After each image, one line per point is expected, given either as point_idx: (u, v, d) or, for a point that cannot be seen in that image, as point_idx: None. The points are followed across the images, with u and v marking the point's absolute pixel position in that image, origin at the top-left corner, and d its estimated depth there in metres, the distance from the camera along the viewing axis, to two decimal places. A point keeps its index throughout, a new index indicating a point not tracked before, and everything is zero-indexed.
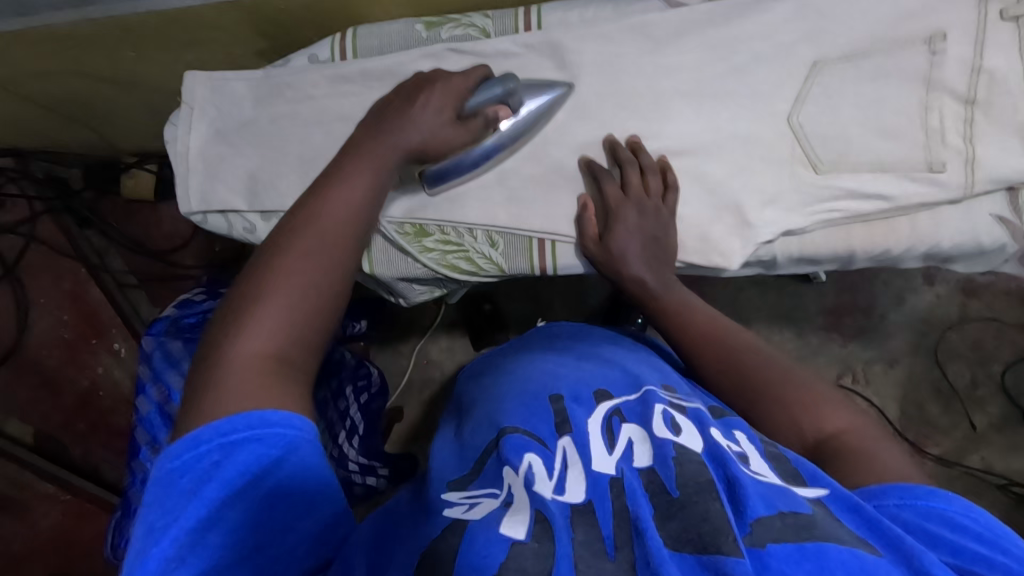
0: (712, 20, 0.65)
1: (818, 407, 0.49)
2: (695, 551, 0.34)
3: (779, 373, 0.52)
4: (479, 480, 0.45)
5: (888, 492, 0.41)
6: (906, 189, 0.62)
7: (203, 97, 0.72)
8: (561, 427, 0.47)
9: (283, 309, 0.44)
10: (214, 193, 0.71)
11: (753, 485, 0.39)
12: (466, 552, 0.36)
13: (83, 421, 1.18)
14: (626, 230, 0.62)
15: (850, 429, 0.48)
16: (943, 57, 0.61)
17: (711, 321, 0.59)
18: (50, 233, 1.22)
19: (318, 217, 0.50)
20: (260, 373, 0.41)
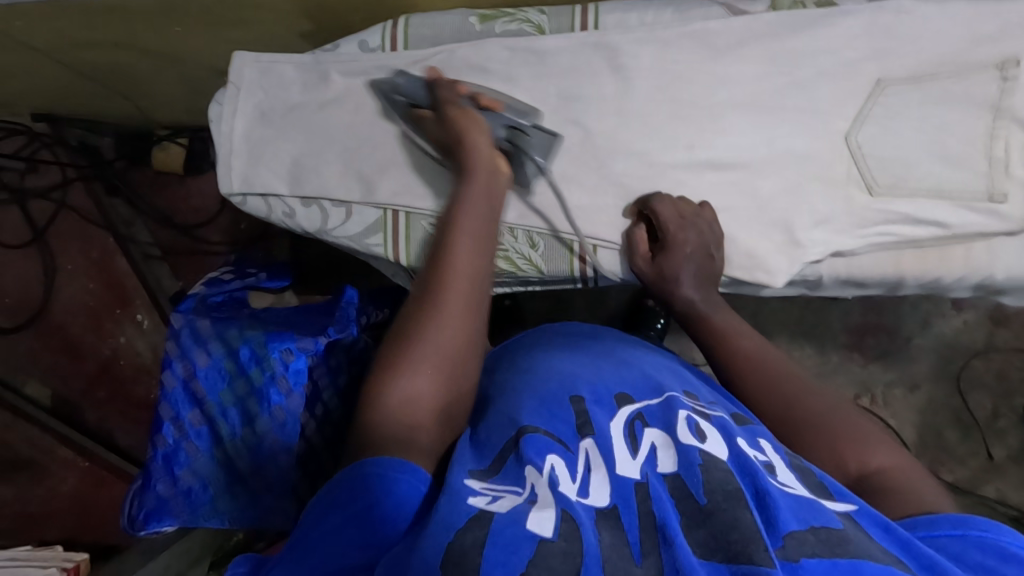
0: (776, 31, 0.63)
1: (863, 447, 0.48)
2: (725, 561, 0.34)
3: (832, 414, 0.51)
4: (500, 476, 0.42)
5: (931, 524, 0.40)
6: (964, 218, 0.61)
7: (250, 79, 0.71)
8: (583, 428, 0.46)
9: (439, 374, 0.47)
10: (257, 176, 0.71)
11: (785, 498, 0.38)
12: (494, 546, 0.34)
13: (103, 389, 1.20)
14: (682, 250, 0.61)
15: (896, 467, 0.46)
16: (1015, 84, 0.59)
17: (755, 347, 0.58)
18: (81, 200, 1.24)
19: (449, 274, 0.50)
20: (412, 429, 0.45)
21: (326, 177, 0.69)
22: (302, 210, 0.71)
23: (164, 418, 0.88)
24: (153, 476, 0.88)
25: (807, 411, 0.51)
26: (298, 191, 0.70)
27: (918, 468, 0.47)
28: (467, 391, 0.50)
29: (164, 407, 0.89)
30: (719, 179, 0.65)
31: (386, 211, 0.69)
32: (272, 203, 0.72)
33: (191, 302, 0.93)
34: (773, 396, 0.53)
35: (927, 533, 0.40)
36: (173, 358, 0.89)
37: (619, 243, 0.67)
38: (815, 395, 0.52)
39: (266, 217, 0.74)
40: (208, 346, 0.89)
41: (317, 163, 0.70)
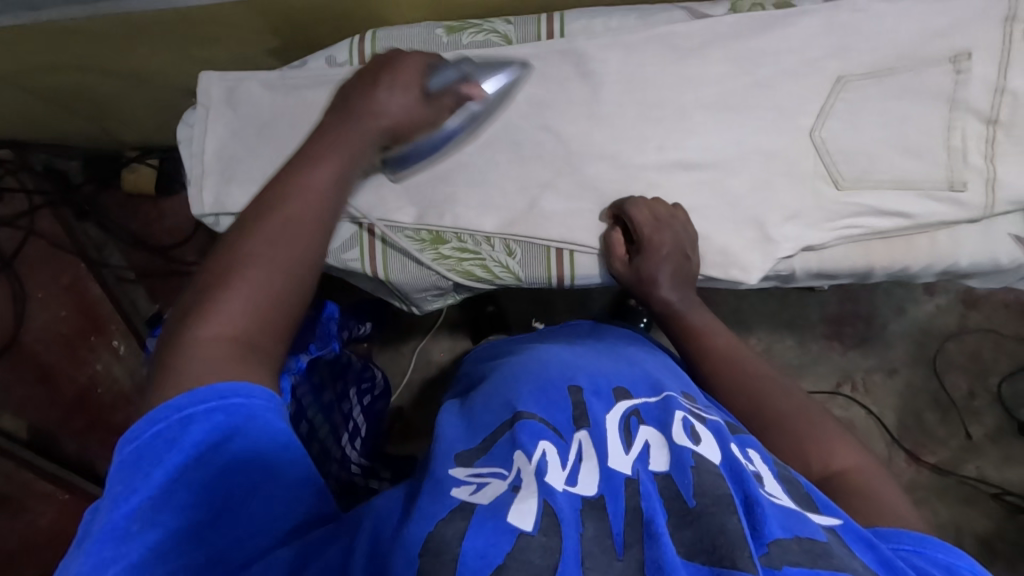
0: (738, 33, 0.64)
1: (822, 445, 0.50)
2: (709, 564, 0.34)
3: (799, 413, 0.52)
4: (487, 458, 0.44)
5: (897, 536, 0.42)
6: (928, 207, 0.62)
7: (219, 99, 0.70)
8: (578, 420, 0.47)
9: (253, 288, 0.44)
10: (228, 193, 0.69)
11: (772, 507, 0.39)
12: (473, 537, 0.35)
13: (82, 418, 1.18)
14: (657, 253, 0.62)
15: (856, 468, 0.48)
16: (968, 76, 0.61)
17: (730, 349, 0.59)
18: (49, 226, 1.23)
19: (289, 197, 0.49)
20: (221, 358, 0.42)
21: None
22: None
23: None
24: None
25: (774, 408, 0.53)
26: None
27: (876, 470, 0.49)
28: (290, 316, 0.46)
29: None
30: (692, 179, 0.66)
31: (362, 228, 0.69)
32: None
33: None
34: (741, 396, 0.55)
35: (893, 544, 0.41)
36: None
37: (596, 248, 0.67)
38: (784, 395, 0.54)
39: None
40: None
41: None
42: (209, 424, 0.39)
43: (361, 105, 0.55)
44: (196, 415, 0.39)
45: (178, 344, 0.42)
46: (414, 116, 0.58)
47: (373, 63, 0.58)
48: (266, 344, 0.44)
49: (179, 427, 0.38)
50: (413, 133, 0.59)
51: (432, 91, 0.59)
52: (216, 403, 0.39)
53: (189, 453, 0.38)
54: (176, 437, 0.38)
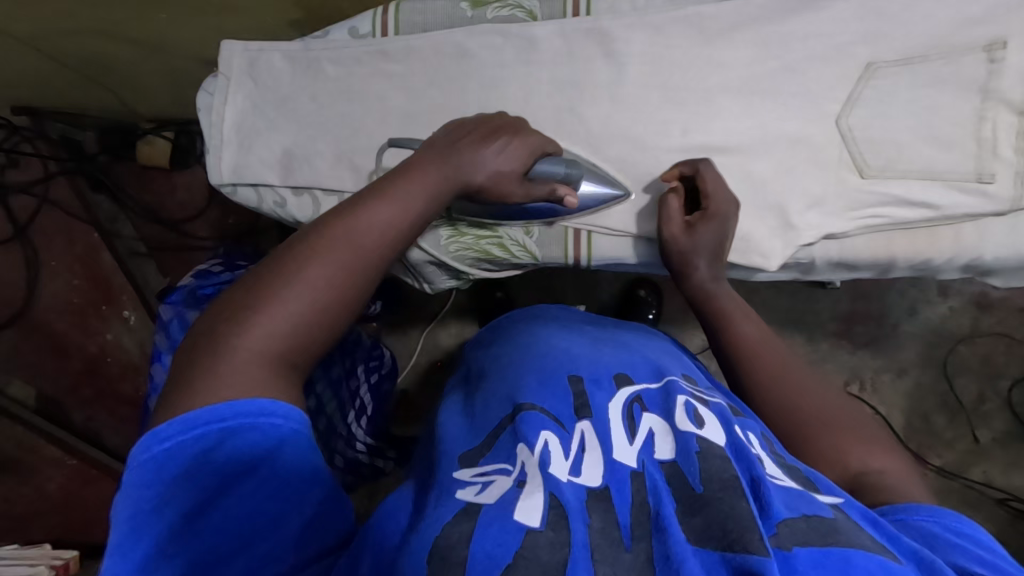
0: (767, 15, 0.63)
1: (847, 446, 0.48)
2: (719, 548, 0.34)
3: (827, 413, 0.51)
4: (491, 454, 0.46)
5: (909, 510, 0.43)
6: (954, 199, 0.61)
7: (240, 68, 0.69)
8: (580, 411, 0.48)
9: (296, 317, 0.44)
10: (248, 166, 0.69)
11: (775, 489, 0.39)
12: (481, 539, 0.36)
13: (89, 387, 1.20)
14: (709, 225, 0.61)
15: (890, 469, 0.47)
16: (1002, 66, 0.59)
17: (762, 340, 0.57)
18: (63, 194, 1.24)
19: (355, 227, 0.48)
20: (255, 376, 0.41)
21: (318, 168, 0.68)
22: (294, 200, 0.70)
23: None
24: None
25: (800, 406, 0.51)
26: (289, 181, 0.69)
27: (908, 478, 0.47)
28: (319, 351, 0.46)
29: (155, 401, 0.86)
30: (713, 163, 0.65)
31: None
32: (263, 193, 0.70)
33: (180, 295, 0.91)
34: (765, 391, 0.53)
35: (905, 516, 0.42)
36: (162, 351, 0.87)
37: (615, 229, 0.67)
38: (813, 394, 0.52)
39: (257, 209, 0.72)
40: None
41: (309, 153, 0.68)
42: (241, 444, 0.39)
43: (447, 145, 0.56)
44: (234, 429, 0.39)
45: (213, 351, 0.41)
46: (502, 186, 0.58)
47: (491, 121, 0.59)
48: (294, 375, 0.44)
49: (212, 443, 0.38)
50: (494, 199, 0.60)
51: (530, 176, 0.60)
52: (253, 421, 0.39)
53: (224, 465, 0.39)
54: (214, 448, 0.38)
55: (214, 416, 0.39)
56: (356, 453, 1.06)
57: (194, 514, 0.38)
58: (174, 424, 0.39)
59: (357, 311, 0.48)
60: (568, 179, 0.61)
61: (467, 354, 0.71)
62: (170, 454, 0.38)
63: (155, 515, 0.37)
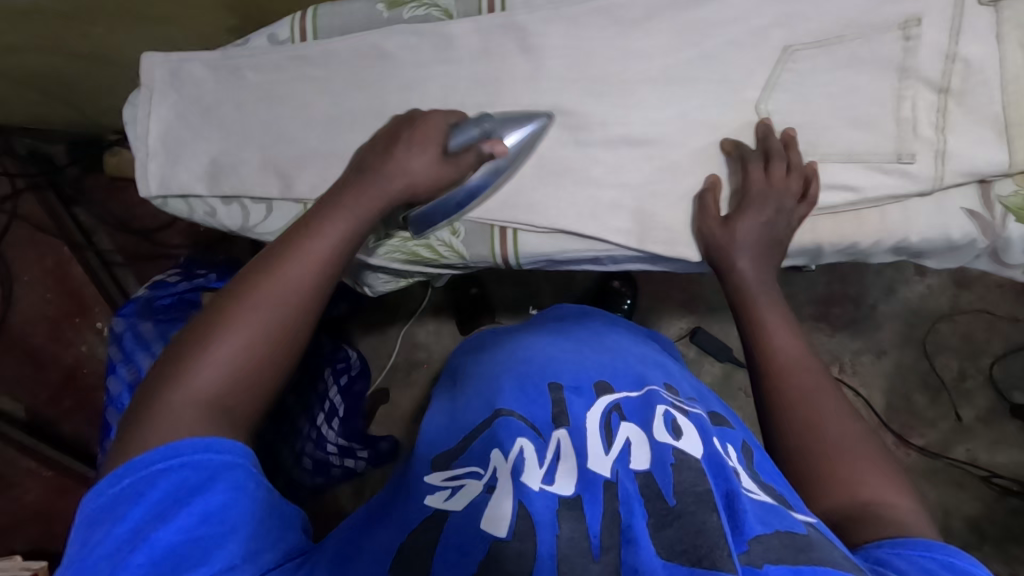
0: (682, 2, 0.63)
1: (863, 478, 0.44)
2: (688, 564, 0.35)
3: (850, 444, 0.46)
4: (464, 458, 0.48)
5: (909, 544, 0.39)
6: (875, 181, 0.61)
7: (162, 79, 0.69)
8: (557, 419, 0.49)
9: (232, 356, 0.43)
10: (175, 177, 0.69)
11: (751, 503, 0.40)
12: (444, 549, 0.39)
13: (70, 398, 1.23)
14: (759, 212, 0.59)
15: (901, 506, 0.43)
16: (918, 43, 0.58)
17: (802, 359, 0.52)
18: (34, 210, 1.25)
19: (287, 260, 0.48)
20: (200, 417, 0.40)
21: (245, 176, 0.68)
22: (224, 208, 0.70)
23: (111, 423, 0.87)
24: None
25: (823, 432, 0.47)
26: (216, 190, 0.69)
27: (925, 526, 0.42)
28: (268, 387, 0.45)
29: (112, 413, 0.88)
30: (637, 154, 0.65)
31: (307, 205, 0.68)
32: (193, 203, 0.70)
33: (135, 306, 0.93)
34: (788, 412, 0.49)
35: (903, 548, 0.39)
36: (116, 363, 0.88)
37: (537, 225, 0.66)
38: (842, 422, 0.47)
39: (191, 218, 0.72)
40: (154, 349, 0.89)
41: (235, 162, 0.68)
42: (176, 480, 0.37)
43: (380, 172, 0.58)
44: (159, 467, 0.38)
45: (153, 402, 0.41)
46: (431, 173, 0.59)
47: (387, 130, 0.62)
48: (240, 412, 0.43)
49: (141, 485, 0.37)
50: (432, 190, 0.60)
51: (451, 150, 0.59)
52: (180, 457, 0.38)
53: (151, 507, 0.37)
54: (140, 492, 0.37)
55: (136, 464, 0.38)
56: (327, 455, 1.06)
57: (123, 550, 0.35)
58: (106, 483, 0.38)
59: (301, 344, 0.47)
60: (486, 134, 0.60)
61: (453, 363, 0.69)
62: (99, 506, 0.37)
63: (82, 567, 0.35)
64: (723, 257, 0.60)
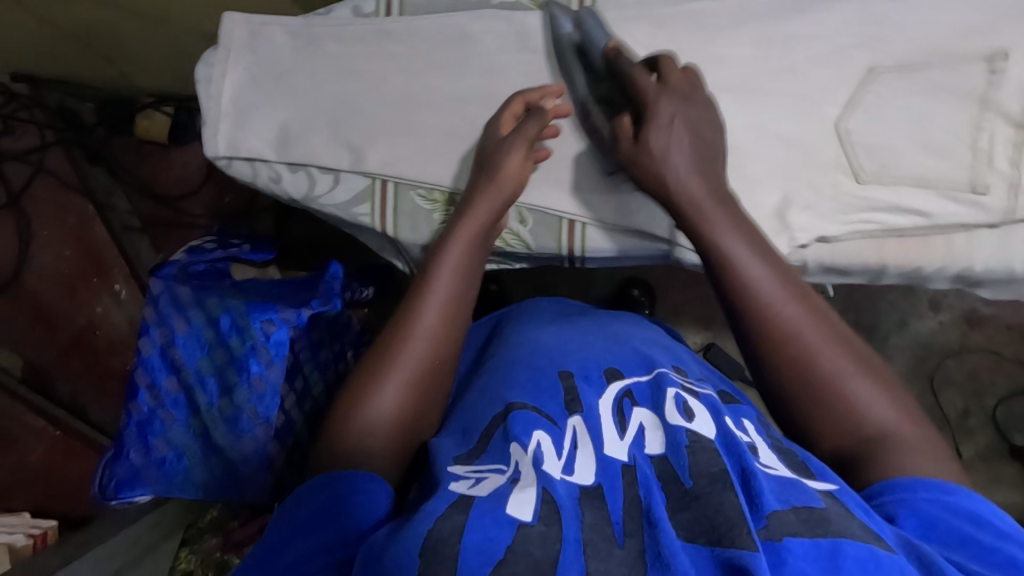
0: (773, 12, 0.63)
1: (865, 406, 0.43)
2: (708, 543, 0.35)
3: (847, 370, 0.44)
4: (486, 455, 0.45)
5: (912, 486, 0.39)
6: (947, 209, 0.61)
7: (240, 41, 0.69)
8: (570, 405, 0.50)
9: (399, 391, 0.48)
10: (244, 140, 0.68)
11: (768, 480, 0.39)
12: (473, 530, 0.35)
13: (79, 359, 1.19)
14: (678, 129, 0.55)
15: (898, 431, 0.43)
16: (1002, 77, 0.60)
17: (772, 287, 0.47)
18: (60, 165, 1.24)
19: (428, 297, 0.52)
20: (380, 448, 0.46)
21: (313, 145, 0.67)
22: (289, 175, 0.69)
23: (140, 384, 0.88)
24: (125, 444, 0.87)
25: (818, 367, 0.44)
26: (285, 157, 0.68)
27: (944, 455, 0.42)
28: (434, 413, 0.51)
29: (140, 373, 0.88)
30: None
31: (376, 181, 0.68)
32: (258, 168, 0.69)
33: (171, 268, 0.91)
34: (784, 351, 0.45)
35: (906, 495, 0.39)
36: (151, 324, 0.88)
37: (606, 220, 0.66)
38: (833, 346, 0.45)
39: (252, 184, 0.71)
40: (188, 314, 0.88)
41: (305, 130, 0.68)
42: (292, 500, 0.44)
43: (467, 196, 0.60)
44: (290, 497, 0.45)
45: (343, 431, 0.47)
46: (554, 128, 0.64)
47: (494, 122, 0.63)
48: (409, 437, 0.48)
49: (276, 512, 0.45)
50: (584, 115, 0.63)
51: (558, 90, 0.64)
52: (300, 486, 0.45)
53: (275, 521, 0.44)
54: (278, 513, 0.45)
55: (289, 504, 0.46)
56: None
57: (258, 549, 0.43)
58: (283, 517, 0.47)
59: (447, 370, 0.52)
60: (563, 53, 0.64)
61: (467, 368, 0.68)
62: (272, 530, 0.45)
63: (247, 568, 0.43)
64: (652, 177, 0.55)
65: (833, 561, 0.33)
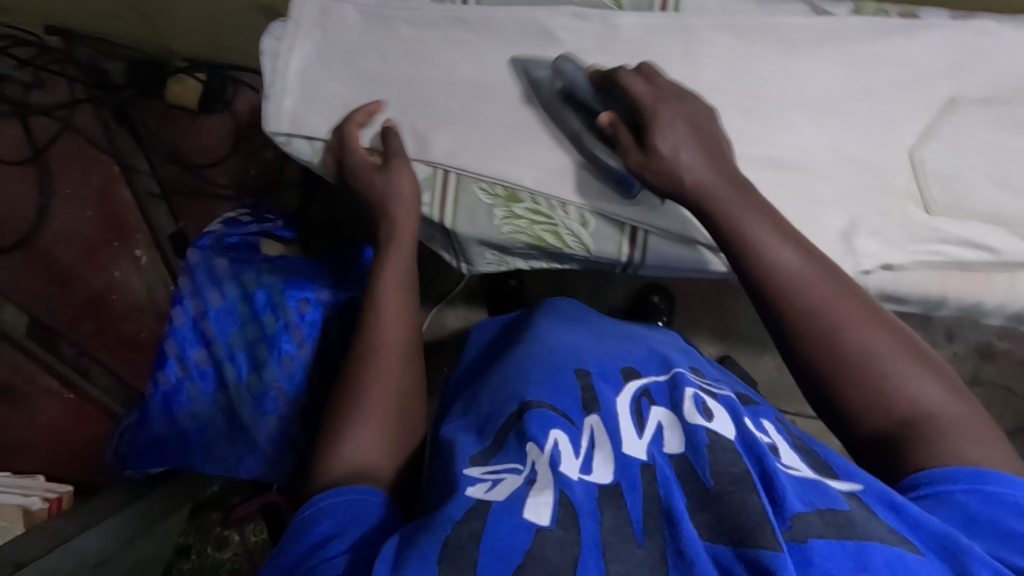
0: (859, 34, 0.63)
1: (900, 384, 0.43)
2: (731, 543, 0.35)
3: (887, 348, 0.45)
4: (501, 455, 0.45)
5: (946, 478, 0.39)
6: (1015, 245, 0.61)
7: (311, 16, 0.67)
8: (589, 404, 0.49)
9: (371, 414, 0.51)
10: (308, 118, 0.67)
11: (789, 481, 0.39)
12: (491, 537, 0.35)
13: (90, 321, 1.16)
14: (677, 126, 0.54)
15: (941, 411, 0.42)
16: None
17: (799, 271, 0.48)
18: (88, 122, 1.20)
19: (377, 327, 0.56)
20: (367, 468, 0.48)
21: (377, 128, 0.66)
22: None
23: (169, 353, 0.86)
24: (149, 414, 0.86)
25: (856, 345, 0.45)
26: None
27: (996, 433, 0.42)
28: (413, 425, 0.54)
29: (170, 343, 0.86)
30: (777, 175, 0.63)
31: (437, 170, 0.66)
32: (318, 147, 0.68)
33: (208, 239, 0.90)
34: (810, 333, 0.46)
35: (941, 486, 0.39)
36: (184, 294, 0.86)
37: (671, 230, 0.65)
38: (871, 325, 0.45)
39: (309, 163, 0.69)
40: (223, 286, 0.86)
41: (370, 113, 0.66)
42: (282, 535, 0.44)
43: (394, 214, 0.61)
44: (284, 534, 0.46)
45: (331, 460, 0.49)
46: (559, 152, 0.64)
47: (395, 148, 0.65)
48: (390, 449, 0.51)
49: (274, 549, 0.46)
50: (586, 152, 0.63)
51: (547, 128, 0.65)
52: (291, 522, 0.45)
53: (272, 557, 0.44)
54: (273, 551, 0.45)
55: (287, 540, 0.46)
56: None
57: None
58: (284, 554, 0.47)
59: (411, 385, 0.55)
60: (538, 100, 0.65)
61: (471, 370, 0.69)
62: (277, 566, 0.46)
63: None
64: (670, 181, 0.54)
65: (859, 561, 0.33)
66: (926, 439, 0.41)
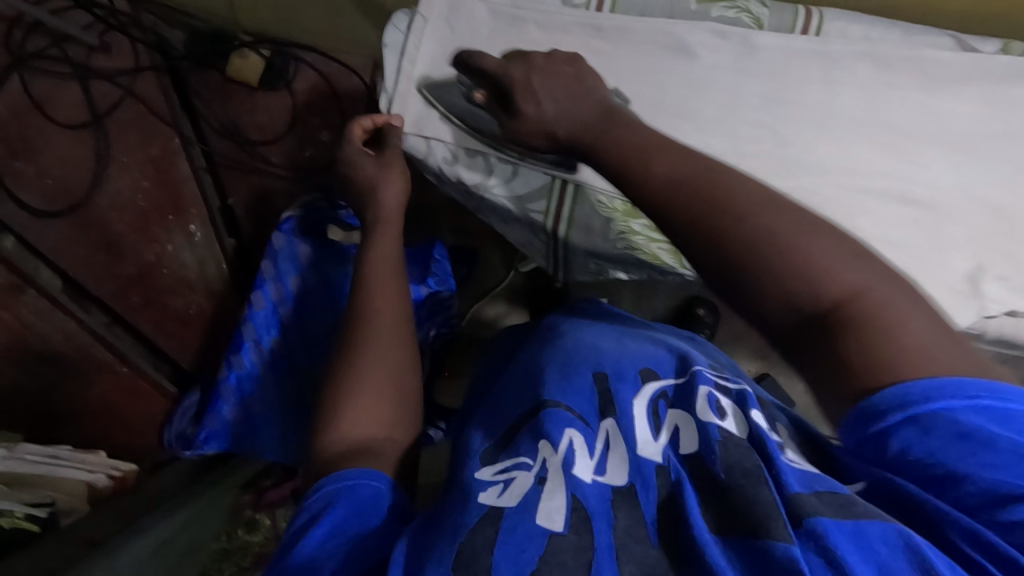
0: (1005, 77, 0.63)
1: (826, 270, 0.35)
2: (739, 535, 0.34)
3: (783, 224, 0.36)
4: (511, 453, 0.41)
5: (907, 398, 0.32)
6: None
7: (440, 12, 0.66)
8: (604, 408, 0.44)
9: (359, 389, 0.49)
10: (430, 118, 0.65)
11: (793, 468, 0.37)
12: (505, 545, 0.34)
13: (138, 294, 1.03)
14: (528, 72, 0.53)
15: (865, 286, 0.34)
16: None
17: (672, 170, 0.40)
18: (150, 91, 1.02)
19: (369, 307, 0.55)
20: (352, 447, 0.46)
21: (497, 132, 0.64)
22: (467, 159, 0.66)
23: (246, 338, 0.84)
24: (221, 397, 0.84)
25: (746, 229, 0.37)
26: (467, 141, 0.65)
27: (925, 304, 0.35)
28: (409, 414, 0.51)
29: (247, 327, 0.85)
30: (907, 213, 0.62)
31: (556, 179, 0.65)
32: (434, 146, 0.66)
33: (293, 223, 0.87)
34: (704, 240, 0.38)
35: (880, 424, 0.33)
36: (268, 280, 0.85)
37: None
38: (762, 205, 0.37)
39: (421, 163, 0.67)
40: (305, 274, 0.86)
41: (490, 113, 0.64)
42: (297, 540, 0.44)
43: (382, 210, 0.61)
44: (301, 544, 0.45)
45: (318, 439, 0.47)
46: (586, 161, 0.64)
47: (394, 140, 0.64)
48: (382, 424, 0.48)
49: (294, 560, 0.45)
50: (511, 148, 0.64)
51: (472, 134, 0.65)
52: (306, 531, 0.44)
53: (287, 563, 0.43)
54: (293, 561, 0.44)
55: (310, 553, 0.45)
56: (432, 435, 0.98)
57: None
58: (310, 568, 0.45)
59: (408, 369, 0.53)
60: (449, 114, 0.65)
61: (493, 369, 0.66)
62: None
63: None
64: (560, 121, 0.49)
65: (866, 552, 0.31)
66: (854, 334, 0.33)
